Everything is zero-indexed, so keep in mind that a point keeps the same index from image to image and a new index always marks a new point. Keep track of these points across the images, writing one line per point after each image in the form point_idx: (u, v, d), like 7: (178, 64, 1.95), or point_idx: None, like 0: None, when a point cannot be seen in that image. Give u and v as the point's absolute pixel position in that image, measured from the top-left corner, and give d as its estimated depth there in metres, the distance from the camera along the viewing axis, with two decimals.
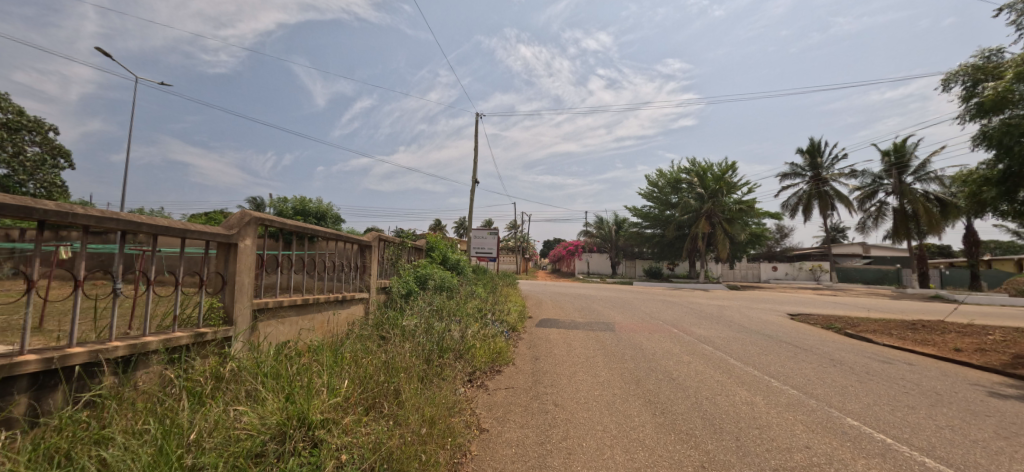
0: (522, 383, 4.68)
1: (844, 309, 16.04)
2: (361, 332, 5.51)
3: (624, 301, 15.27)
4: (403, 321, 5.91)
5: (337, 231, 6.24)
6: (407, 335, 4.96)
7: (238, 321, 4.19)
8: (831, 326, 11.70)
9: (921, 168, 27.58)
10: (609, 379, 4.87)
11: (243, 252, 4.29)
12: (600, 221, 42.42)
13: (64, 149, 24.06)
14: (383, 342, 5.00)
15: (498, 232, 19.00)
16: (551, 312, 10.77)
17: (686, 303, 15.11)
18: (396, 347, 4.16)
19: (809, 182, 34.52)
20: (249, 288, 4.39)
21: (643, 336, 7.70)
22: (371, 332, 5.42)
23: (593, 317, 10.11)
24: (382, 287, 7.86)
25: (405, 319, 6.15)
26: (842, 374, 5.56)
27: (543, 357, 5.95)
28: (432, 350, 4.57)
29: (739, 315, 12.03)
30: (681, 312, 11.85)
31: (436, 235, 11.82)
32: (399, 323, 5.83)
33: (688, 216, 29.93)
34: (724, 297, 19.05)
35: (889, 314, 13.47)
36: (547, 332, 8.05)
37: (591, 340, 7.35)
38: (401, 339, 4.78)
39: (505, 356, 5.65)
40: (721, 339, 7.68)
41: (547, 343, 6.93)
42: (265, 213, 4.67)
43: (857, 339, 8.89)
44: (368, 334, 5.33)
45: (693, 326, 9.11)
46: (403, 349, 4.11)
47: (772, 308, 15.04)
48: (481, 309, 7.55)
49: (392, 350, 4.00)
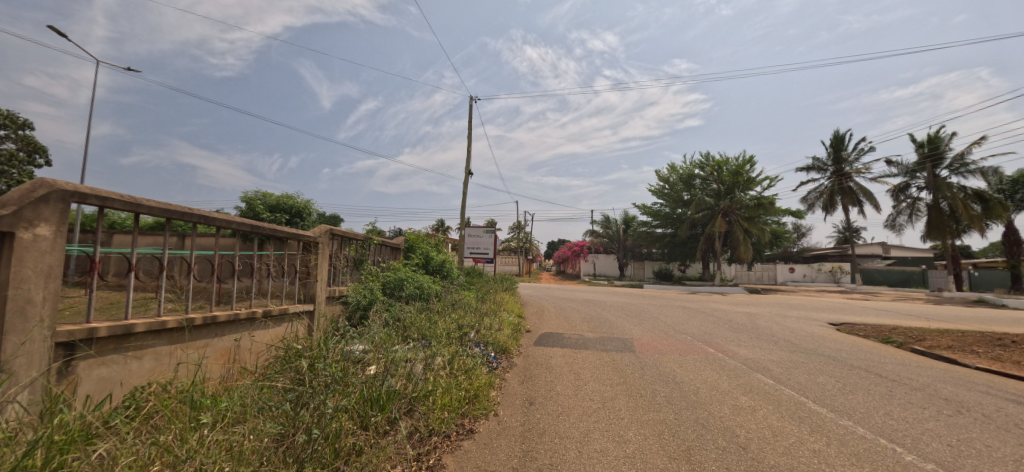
0: (504, 461, 2.89)
1: (889, 318, 14.00)
2: (270, 368, 3.79)
3: (637, 307, 13.39)
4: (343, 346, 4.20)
5: (258, 223, 4.54)
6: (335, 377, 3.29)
7: (10, 367, 2.42)
8: (889, 340, 9.80)
9: (959, 161, 25.45)
10: (643, 453, 3.03)
11: (29, 249, 2.54)
12: (608, 220, 40.41)
13: (38, 144, 22.88)
14: (288, 387, 3.26)
15: (495, 230, 17.15)
16: (555, 324, 8.99)
17: (710, 310, 13.24)
18: (272, 431, 2.40)
19: (830, 178, 32.40)
20: (47, 307, 2.65)
21: (672, 360, 5.92)
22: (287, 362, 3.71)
23: (606, 330, 8.32)
24: (333, 298, 6.07)
25: (345, 343, 4.41)
26: (988, 432, 3.71)
27: (540, 400, 4.14)
28: (353, 419, 2.83)
29: (778, 326, 10.16)
30: (708, 323, 9.95)
31: (419, 232, 10.07)
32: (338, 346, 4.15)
33: (702, 214, 27.94)
34: (748, 302, 17.01)
35: (953, 325, 11.44)
36: (548, 354, 6.24)
37: (608, 367, 5.52)
38: (308, 389, 3.01)
39: (483, 402, 3.87)
40: (779, 366, 5.81)
41: (547, 373, 5.12)
42: (90, 187, 2.92)
43: (941, 362, 7.02)
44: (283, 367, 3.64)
45: (732, 344, 7.24)
46: (285, 442, 2.39)
47: (808, 317, 13.08)
48: (462, 324, 5.80)
49: (256, 455, 2.20)
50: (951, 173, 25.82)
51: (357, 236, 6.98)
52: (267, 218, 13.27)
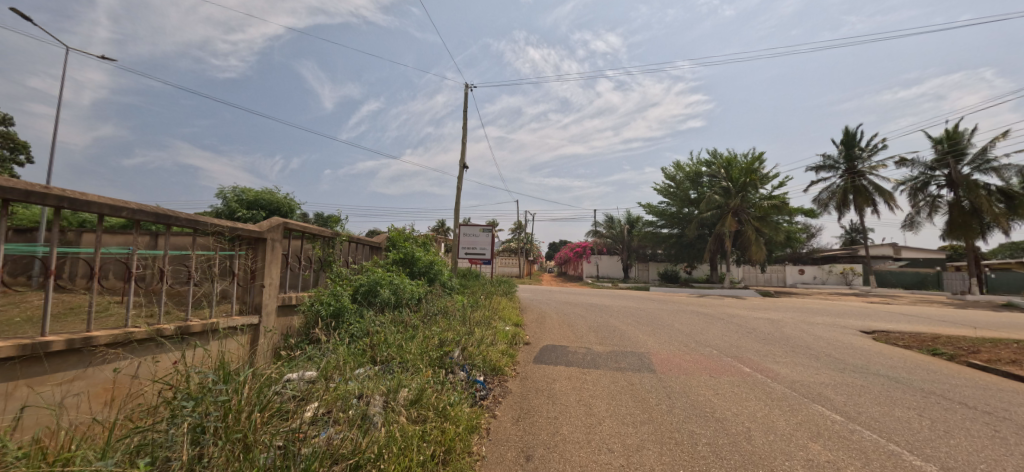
0: None
1: (924, 325, 12.73)
2: (147, 411, 2.59)
3: (647, 313, 12.28)
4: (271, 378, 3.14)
5: (170, 213, 3.39)
6: (219, 456, 2.17)
7: None
8: (935, 351, 8.68)
9: (982, 156, 24.23)
10: None
11: None
12: (611, 220, 39.17)
13: (20, 141, 22.04)
14: (144, 459, 2.09)
15: (493, 228, 15.98)
16: (558, 334, 7.91)
17: (727, 316, 12.08)
18: None
19: (842, 176, 31.13)
20: None
21: (703, 384, 4.83)
22: (177, 392, 2.60)
23: (617, 342, 7.21)
24: (289, 307, 5.04)
25: (273, 376, 3.28)
26: None
27: (537, 453, 3.03)
28: None
29: (809, 336, 9.05)
30: (730, 333, 8.85)
31: (402, 230, 8.97)
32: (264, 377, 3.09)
33: (711, 213, 26.60)
34: (763, 307, 15.81)
35: (1004, 333, 10.19)
36: (551, 375, 5.16)
37: (627, 395, 4.38)
38: None
39: (458, 460, 2.78)
40: (837, 392, 4.71)
41: (550, 405, 4.04)
42: None
43: (1014, 382, 5.95)
44: (169, 400, 2.54)
45: (767, 361, 6.13)
46: None
47: (836, 324, 11.86)
48: (443, 339, 4.73)
49: None
50: (973, 169, 24.61)
51: (323, 232, 5.90)
52: (244, 216, 12.23)
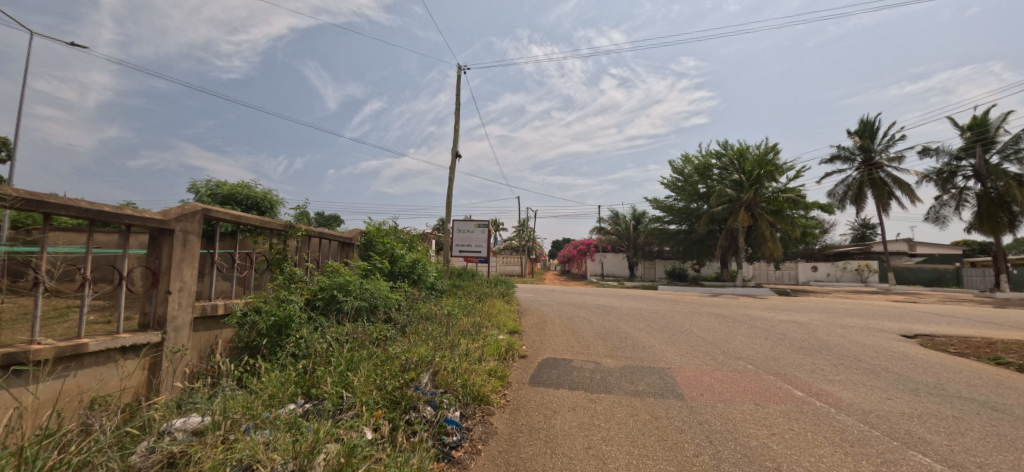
0: None
1: (967, 327, 11.46)
2: None
3: (659, 315, 11.16)
4: (120, 470, 2.00)
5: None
6: None
7: None
8: (997, 359, 7.52)
9: (1013, 144, 22.76)
10: None
11: None
12: (616, 217, 37.84)
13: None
14: None
15: (489, 224, 14.83)
16: (561, 343, 6.80)
17: (748, 319, 10.90)
18: None
19: (859, 168, 29.65)
20: None
21: (751, 419, 3.67)
22: None
23: (631, 354, 6.06)
24: (213, 319, 3.97)
25: (117, 435, 2.13)
26: None
27: None
28: None
29: (848, 343, 7.92)
30: (758, 340, 7.75)
31: (381, 223, 7.87)
32: (119, 466, 2.00)
33: (723, 207, 25.24)
34: (783, 307, 14.58)
35: None
36: (552, 404, 3.99)
37: (653, 438, 3.23)
38: None
39: None
40: (931, 430, 3.57)
41: (547, 458, 2.90)
42: None
43: None
44: None
45: (817, 379, 5.03)
46: None
47: (871, 327, 10.62)
48: (409, 360, 3.61)
49: None
50: (1003, 158, 23.14)
51: (270, 224, 4.82)
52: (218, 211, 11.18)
